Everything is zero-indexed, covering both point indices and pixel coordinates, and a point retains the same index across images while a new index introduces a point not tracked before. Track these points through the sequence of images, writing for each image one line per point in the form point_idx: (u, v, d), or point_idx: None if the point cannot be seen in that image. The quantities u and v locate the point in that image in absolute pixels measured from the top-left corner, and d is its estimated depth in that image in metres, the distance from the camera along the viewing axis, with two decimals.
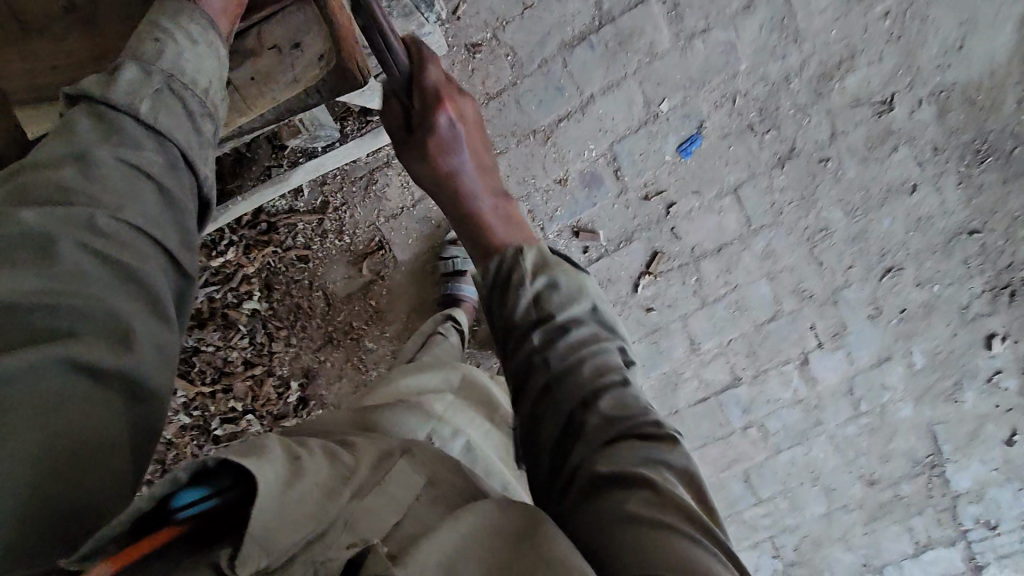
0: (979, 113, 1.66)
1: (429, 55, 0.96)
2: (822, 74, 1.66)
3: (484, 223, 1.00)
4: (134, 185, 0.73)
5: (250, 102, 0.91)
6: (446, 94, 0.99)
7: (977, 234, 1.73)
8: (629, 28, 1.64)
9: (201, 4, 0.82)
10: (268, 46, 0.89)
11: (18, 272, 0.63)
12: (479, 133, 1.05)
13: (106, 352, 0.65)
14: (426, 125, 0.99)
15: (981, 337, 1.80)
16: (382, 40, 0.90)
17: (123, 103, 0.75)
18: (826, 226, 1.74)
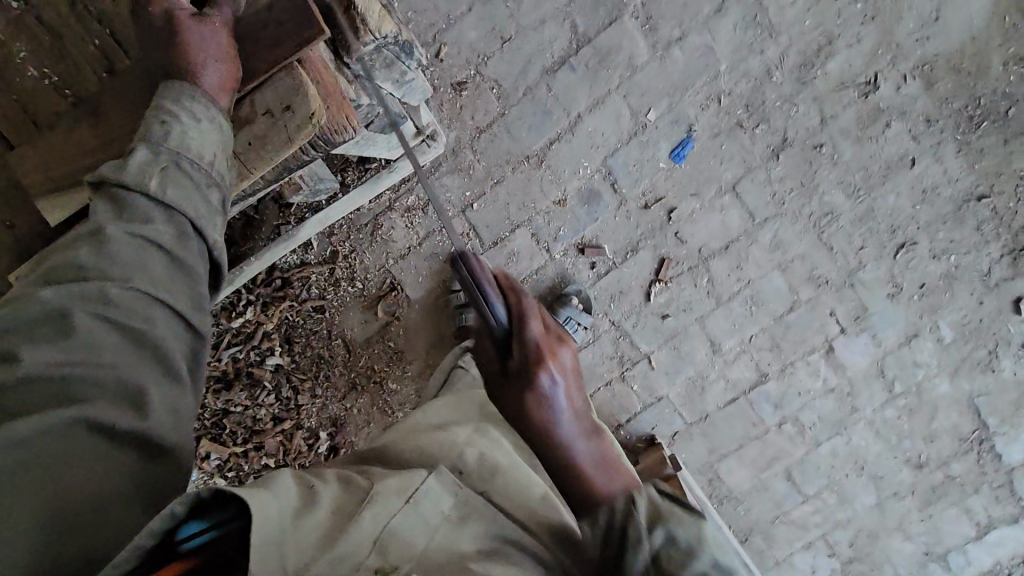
0: (967, 79, 1.66)
1: (529, 311, 0.77)
2: (803, 63, 1.68)
3: (582, 483, 0.73)
4: (144, 257, 0.74)
5: (252, 166, 0.97)
6: (551, 352, 0.77)
7: (986, 198, 1.71)
8: (606, 46, 1.68)
9: (199, 80, 0.84)
10: (261, 110, 0.94)
11: (32, 343, 0.65)
12: (584, 384, 0.80)
13: (120, 416, 0.67)
14: (521, 373, 0.75)
15: (1009, 302, 1.76)
16: (479, 287, 0.76)
17: (135, 183, 0.77)
18: (831, 211, 1.74)
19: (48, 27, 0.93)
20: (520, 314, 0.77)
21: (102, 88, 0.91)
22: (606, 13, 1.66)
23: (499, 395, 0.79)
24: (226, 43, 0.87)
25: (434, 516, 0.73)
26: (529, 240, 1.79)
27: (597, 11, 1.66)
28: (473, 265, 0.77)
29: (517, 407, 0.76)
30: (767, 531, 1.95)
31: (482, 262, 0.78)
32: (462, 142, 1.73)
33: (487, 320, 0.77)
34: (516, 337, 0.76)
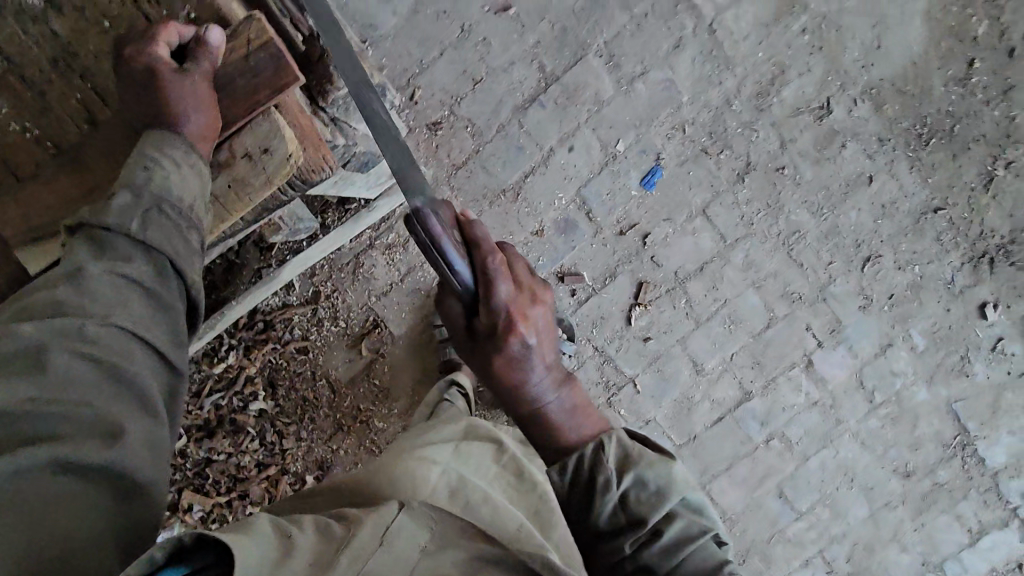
0: (912, 100, 1.76)
1: (495, 271, 0.81)
2: (759, 92, 1.77)
3: (551, 425, 0.86)
4: (124, 295, 0.77)
5: (231, 206, 0.99)
6: (518, 312, 0.82)
7: (942, 210, 1.79)
8: (573, 84, 1.76)
9: (179, 128, 0.88)
10: (240, 153, 0.97)
11: (5, 382, 0.67)
12: (551, 332, 0.86)
13: (91, 449, 0.67)
14: (491, 337, 0.82)
15: (975, 307, 1.82)
16: (438, 253, 0.78)
17: (116, 223, 0.80)
18: (798, 229, 1.80)
19: (23, 82, 0.95)
20: (486, 274, 0.81)
21: (82, 140, 0.94)
22: (571, 53, 1.75)
23: (468, 350, 0.87)
24: (207, 94, 0.90)
25: (414, 550, 0.71)
26: None
27: (563, 52, 1.75)
28: (434, 225, 0.77)
29: (489, 367, 0.83)
30: (766, 552, 1.93)
31: (442, 224, 0.78)
32: (439, 179, 1.78)
33: (455, 287, 0.82)
34: (483, 299, 0.81)
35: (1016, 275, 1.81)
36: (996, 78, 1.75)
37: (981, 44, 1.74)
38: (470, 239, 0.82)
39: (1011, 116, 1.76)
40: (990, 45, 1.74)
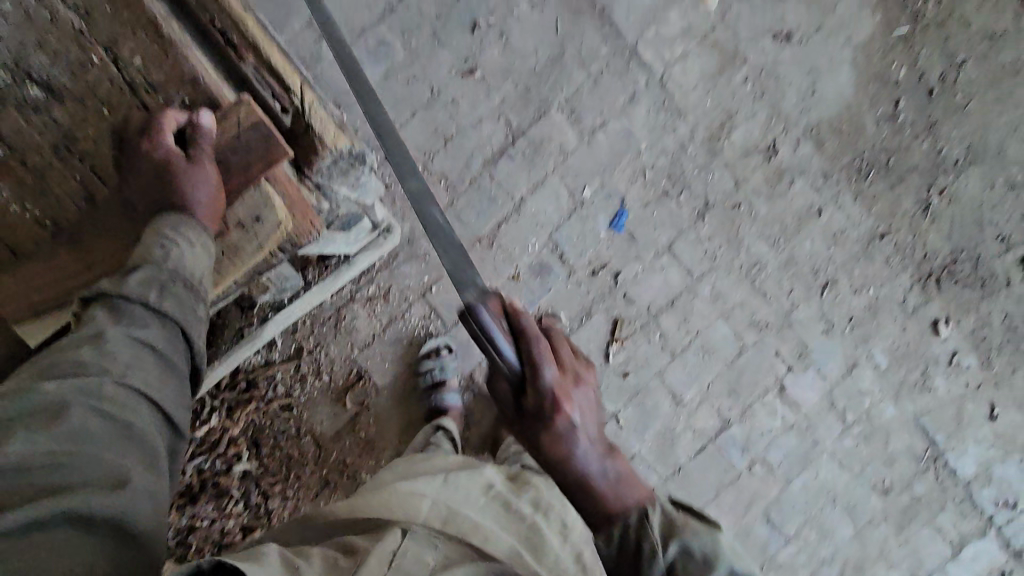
0: (848, 138, 1.93)
1: (542, 358, 1.00)
2: (710, 136, 1.92)
3: (599, 490, 1.06)
4: (139, 360, 0.87)
5: (228, 270, 1.11)
6: (562, 394, 1.03)
7: (887, 235, 1.93)
8: (539, 137, 1.88)
9: (192, 210, 0.98)
10: (237, 220, 1.09)
11: (26, 434, 0.76)
12: (588, 411, 1.08)
13: (96, 495, 0.76)
14: (542, 417, 1.02)
15: (928, 325, 1.94)
16: (489, 341, 0.98)
17: (138, 294, 0.91)
18: (758, 260, 1.92)
19: (22, 159, 1.01)
20: (534, 362, 1.00)
21: (79, 222, 1.04)
22: (535, 108, 1.88)
23: (520, 425, 1.06)
24: (213, 174, 1.00)
25: (420, 566, 0.98)
26: None
27: (527, 108, 1.87)
28: (485, 320, 0.98)
29: (541, 443, 1.03)
30: None
31: (492, 319, 0.99)
32: (416, 231, 1.85)
33: (507, 374, 1.01)
34: (531, 383, 1.00)
35: (961, 292, 1.94)
36: (921, 115, 1.93)
37: (904, 86, 1.93)
38: (518, 328, 1.01)
39: (938, 148, 1.94)
40: (913, 86, 1.93)
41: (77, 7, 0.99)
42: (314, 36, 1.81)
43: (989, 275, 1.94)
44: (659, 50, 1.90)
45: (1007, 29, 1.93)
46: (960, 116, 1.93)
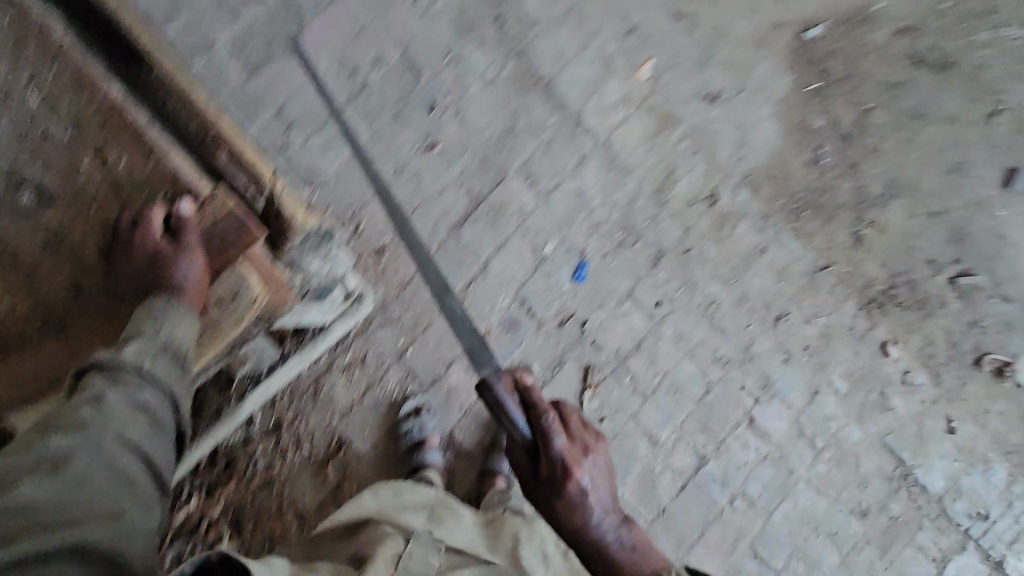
0: (780, 183, 2.12)
1: (553, 429, 1.13)
2: (657, 190, 2.08)
3: (609, 551, 1.24)
4: (132, 419, 1.01)
5: (207, 342, 1.22)
6: (572, 460, 1.19)
7: (828, 267, 2.08)
8: (499, 202, 2.02)
9: (182, 293, 1.14)
10: (215, 296, 1.22)
11: (31, 481, 0.87)
12: (600, 479, 1.24)
13: (92, 528, 0.87)
14: (556, 490, 1.19)
15: (877, 347, 2.07)
16: (502, 412, 1.10)
17: (134, 361, 1.05)
18: (714, 299, 2.04)
19: (16, 255, 1.13)
20: (545, 432, 1.13)
21: (72, 308, 1.18)
22: (493, 176, 2.02)
23: (535, 486, 1.21)
24: (200, 259, 1.15)
25: (428, 566, 1.23)
26: (464, 373, 1.96)
27: (486, 176, 2.02)
28: (499, 394, 1.09)
29: (557, 510, 1.21)
30: None
31: (505, 391, 1.11)
32: (389, 297, 1.93)
33: (521, 441, 1.15)
34: (544, 450, 1.15)
35: (902, 314, 2.09)
36: (842, 158, 2.14)
37: (823, 134, 2.14)
38: (529, 402, 1.12)
39: (861, 185, 2.13)
40: (831, 133, 2.14)
41: (68, 119, 1.12)
42: (283, 124, 1.95)
43: (925, 297, 2.10)
44: (601, 117, 2.09)
45: (906, 79, 2.17)
46: (875, 157, 2.15)
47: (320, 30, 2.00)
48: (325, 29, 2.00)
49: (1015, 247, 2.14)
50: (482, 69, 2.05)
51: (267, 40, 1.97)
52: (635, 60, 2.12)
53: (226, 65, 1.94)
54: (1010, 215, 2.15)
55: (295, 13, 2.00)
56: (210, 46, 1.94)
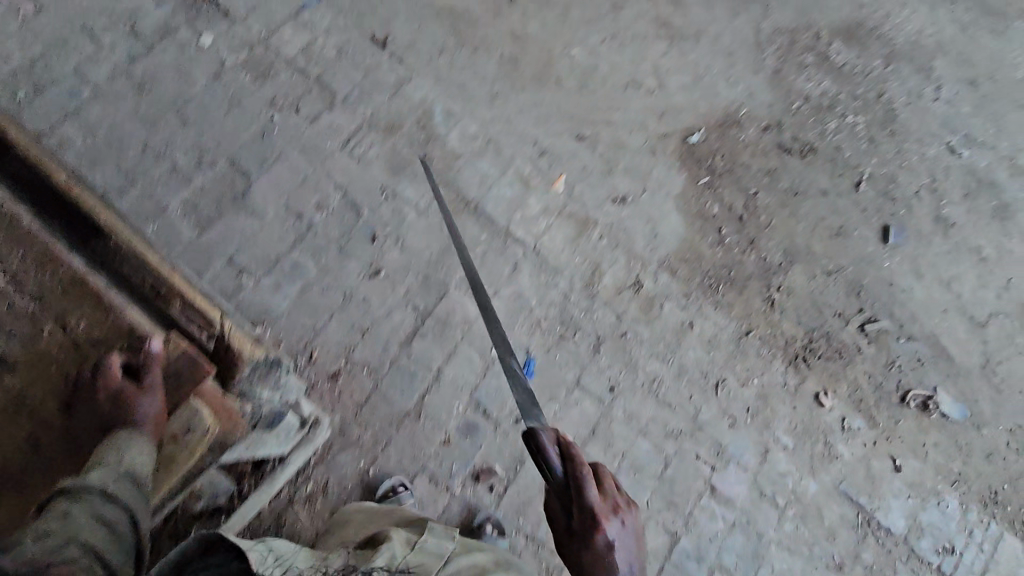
0: (694, 263, 2.35)
1: (586, 480, 1.25)
2: (587, 284, 2.27)
3: None
4: (103, 516, 1.03)
5: (161, 478, 1.28)
6: (601, 511, 1.26)
7: (751, 332, 2.28)
8: (444, 314, 2.16)
9: (140, 427, 1.22)
10: (171, 432, 1.29)
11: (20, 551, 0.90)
12: (631, 543, 1.29)
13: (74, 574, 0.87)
14: (586, 543, 1.26)
15: (812, 399, 2.23)
16: (544, 455, 1.27)
17: (99, 485, 1.08)
18: (656, 376, 2.18)
19: None
20: (580, 484, 1.26)
21: (24, 465, 1.22)
22: (436, 291, 2.19)
23: (566, 536, 1.29)
24: (158, 394, 1.26)
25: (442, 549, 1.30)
26: (428, 485, 1.97)
27: (429, 292, 2.18)
28: (542, 440, 1.28)
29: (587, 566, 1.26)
30: None
31: (549, 439, 1.29)
32: (347, 419, 1.99)
33: (557, 486, 1.28)
34: (576, 496, 1.26)
35: (827, 365, 2.28)
36: (741, 236, 2.41)
37: (722, 218, 2.43)
38: (568, 453, 1.28)
39: (763, 257, 2.39)
40: (728, 216, 2.43)
41: (32, 294, 1.30)
42: (234, 270, 2.11)
43: (843, 346, 2.31)
44: (526, 228, 2.32)
45: (779, 165, 2.53)
46: (770, 231, 2.43)
47: (264, 185, 2.23)
48: (269, 184, 2.24)
49: (905, 292, 2.42)
50: (415, 200, 2.29)
51: (216, 199, 2.19)
52: (549, 176, 2.40)
53: (179, 225, 2.14)
54: (895, 265, 2.45)
55: (240, 173, 2.23)
56: (163, 210, 2.14)
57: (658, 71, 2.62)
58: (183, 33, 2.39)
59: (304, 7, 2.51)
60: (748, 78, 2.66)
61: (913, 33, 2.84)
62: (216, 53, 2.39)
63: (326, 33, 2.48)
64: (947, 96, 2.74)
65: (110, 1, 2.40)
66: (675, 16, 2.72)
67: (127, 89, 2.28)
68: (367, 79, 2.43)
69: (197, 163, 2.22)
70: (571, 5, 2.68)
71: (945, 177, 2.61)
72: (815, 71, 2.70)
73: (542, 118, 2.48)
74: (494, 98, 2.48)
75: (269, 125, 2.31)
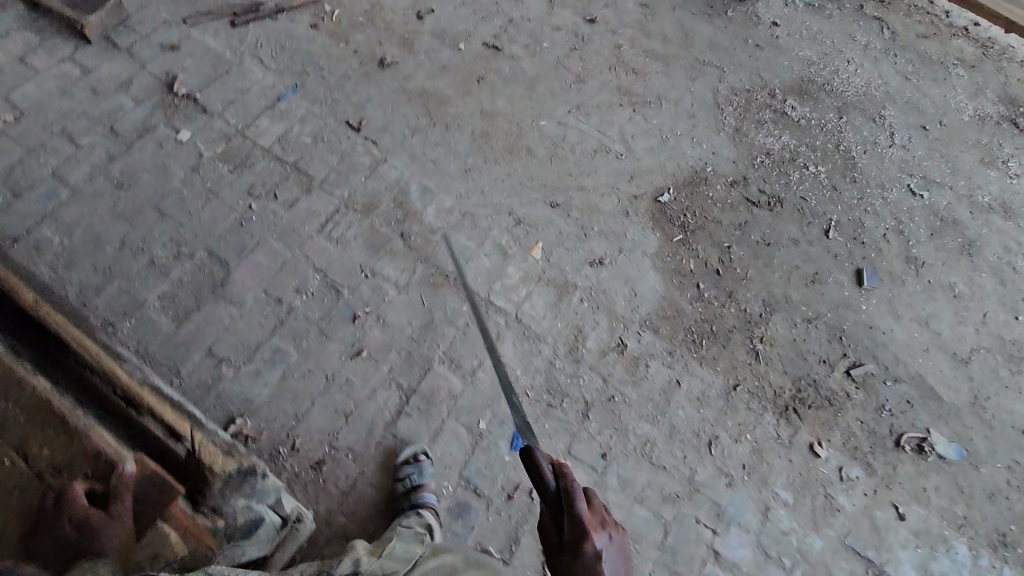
0: (676, 320, 2.37)
1: (577, 493, 1.25)
2: (571, 348, 2.27)
3: None
4: None
5: None
6: (590, 525, 1.26)
7: (739, 386, 2.27)
8: (429, 390, 2.14)
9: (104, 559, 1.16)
10: (139, 557, 1.26)
11: None
12: (618, 558, 1.29)
13: None
14: (574, 552, 1.24)
15: (808, 450, 2.19)
16: (537, 467, 1.28)
17: None
18: (647, 438, 2.15)
19: None
20: (570, 498, 1.25)
21: None
22: (420, 367, 2.17)
23: (556, 549, 1.28)
24: (125, 520, 1.21)
25: None
26: None
27: (412, 369, 2.17)
28: (535, 453, 1.30)
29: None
30: None
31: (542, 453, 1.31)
32: (333, 509, 1.93)
33: (549, 499, 1.29)
34: (567, 509, 1.26)
35: (818, 414, 2.26)
36: (720, 290, 2.44)
37: (698, 273, 2.47)
38: (560, 469, 1.29)
39: (743, 309, 2.42)
40: (704, 271, 2.47)
41: None
42: (214, 361, 2.09)
43: (832, 393, 2.30)
44: (507, 297, 2.33)
45: (749, 218, 2.60)
46: (747, 283, 2.47)
47: (243, 272, 2.24)
48: (248, 271, 2.25)
49: (886, 333, 2.44)
50: (394, 277, 2.31)
51: (194, 289, 2.19)
52: (526, 244, 2.44)
53: (156, 319, 2.13)
54: (873, 308, 2.48)
55: (219, 262, 2.25)
56: (141, 305, 2.15)
57: (624, 136, 2.73)
58: (161, 130, 2.47)
59: (280, 98, 2.60)
60: (711, 138, 2.77)
61: (862, 85, 3.01)
62: (194, 146, 2.45)
63: (302, 121, 2.57)
64: (901, 142, 2.87)
65: (89, 105, 2.48)
66: (636, 84, 2.86)
67: (105, 187, 2.33)
68: (344, 162, 2.50)
69: (175, 255, 2.24)
70: (537, 80, 2.81)
71: (910, 219, 2.70)
72: (773, 126, 2.83)
73: (516, 188, 2.54)
74: (468, 172, 2.55)
75: (247, 212, 2.35)
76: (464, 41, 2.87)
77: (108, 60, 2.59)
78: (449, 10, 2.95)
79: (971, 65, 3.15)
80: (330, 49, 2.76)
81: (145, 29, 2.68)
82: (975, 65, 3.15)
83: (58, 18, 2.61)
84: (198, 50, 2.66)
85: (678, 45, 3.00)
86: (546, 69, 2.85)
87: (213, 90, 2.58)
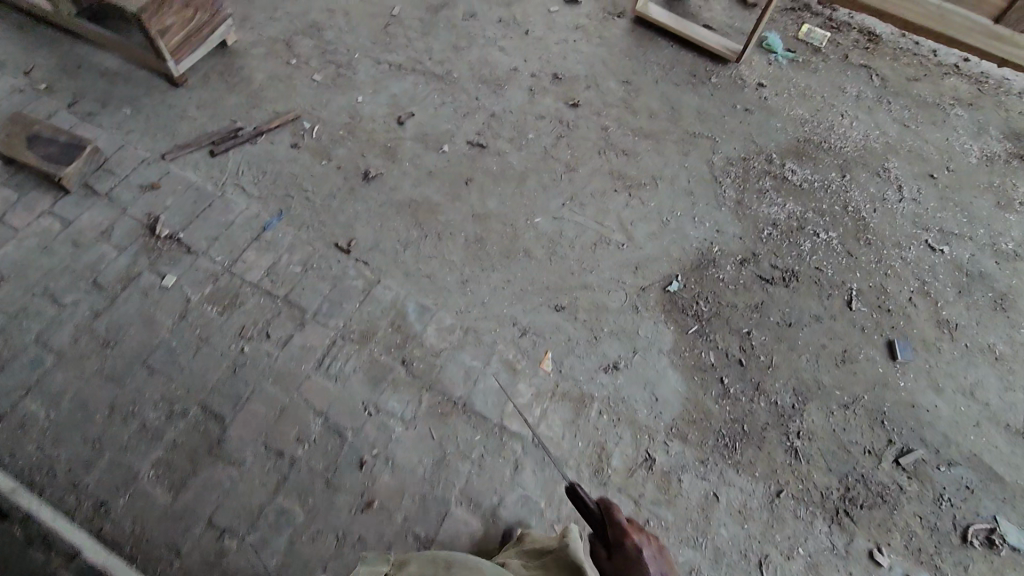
0: (703, 423, 2.20)
1: (615, 509, 1.48)
2: (596, 470, 2.10)
3: None
4: None
5: None
6: (630, 527, 1.44)
7: (781, 491, 2.09)
8: (448, 538, 1.97)
9: None
10: None
11: None
12: (662, 558, 1.41)
13: None
14: (619, 544, 1.41)
15: (868, 559, 2.00)
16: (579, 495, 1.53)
17: None
18: (692, 566, 1.96)
19: None
20: (606, 507, 1.50)
21: None
22: (436, 512, 2.01)
23: (605, 555, 1.42)
24: None
25: None
26: None
27: (429, 515, 2.01)
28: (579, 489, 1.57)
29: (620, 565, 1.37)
30: None
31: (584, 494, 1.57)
32: None
33: (594, 517, 1.49)
34: (608, 521, 1.46)
35: (872, 513, 2.08)
36: (746, 382, 2.29)
37: (721, 367, 2.31)
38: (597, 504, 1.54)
39: (774, 401, 2.26)
40: (727, 364, 2.32)
41: None
42: (215, 533, 1.94)
43: (883, 488, 2.12)
44: (521, 417, 2.18)
45: (765, 298, 2.46)
46: (774, 371, 2.31)
47: (239, 427, 2.11)
48: (245, 424, 2.11)
49: (931, 411, 2.27)
50: (400, 411, 2.17)
51: (190, 453, 2.06)
52: (535, 356, 2.31)
53: (151, 492, 1.99)
54: (912, 383, 2.32)
55: (213, 418, 2.12)
56: (134, 478, 2.01)
57: (623, 224, 2.62)
58: (145, 277, 2.37)
59: (265, 227, 2.52)
60: (713, 214, 2.66)
61: (861, 138, 2.92)
62: (179, 291, 2.35)
63: (290, 249, 2.47)
64: (911, 195, 2.76)
65: (71, 259, 2.40)
66: (629, 167, 2.77)
67: (91, 347, 2.22)
68: (336, 289, 2.39)
69: (167, 417, 2.11)
70: (527, 174, 2.73)
71: (934, 277, 2.56)
72: (776, 195, 2.72)
73: (518, 295, 2.43)
74: (466, 283, 2.44)
75: (239, 358, 2.23)
76: (448, 142, 2.80)
77: (88, 208, 2.52)
78: (430, 111, 2.90)
79: (969, 103, 3.07)
80: (312, 169, 2.69)
81: (124, 171, 2.62)
82: (974, 103, 3.07)
83: (34, 171, 2.55)
84: (178, 187, 2.60)
85: (666, 120, 2.92)
86: (535, 162, 2.77)
87: (196, 227, 2.50)
